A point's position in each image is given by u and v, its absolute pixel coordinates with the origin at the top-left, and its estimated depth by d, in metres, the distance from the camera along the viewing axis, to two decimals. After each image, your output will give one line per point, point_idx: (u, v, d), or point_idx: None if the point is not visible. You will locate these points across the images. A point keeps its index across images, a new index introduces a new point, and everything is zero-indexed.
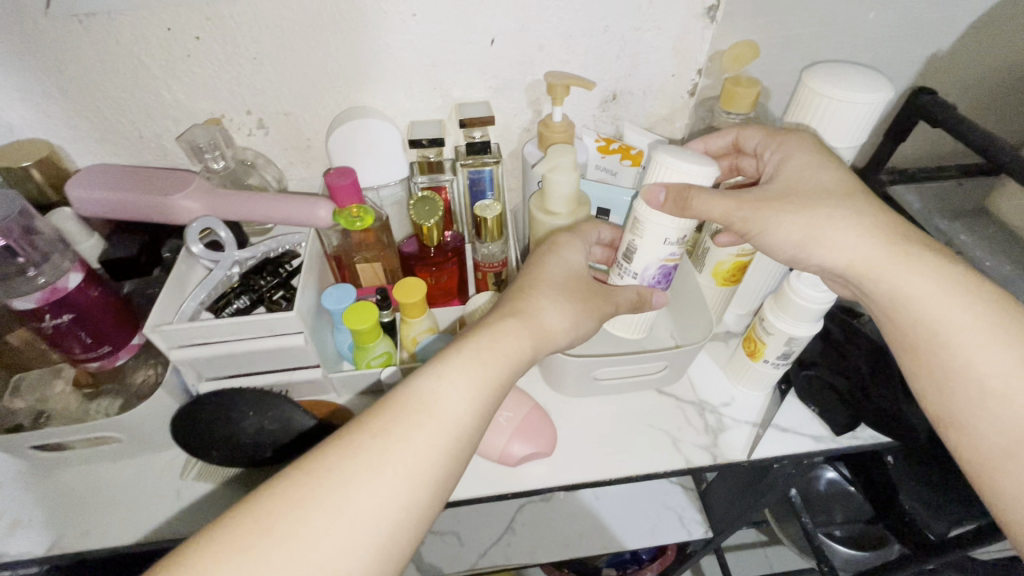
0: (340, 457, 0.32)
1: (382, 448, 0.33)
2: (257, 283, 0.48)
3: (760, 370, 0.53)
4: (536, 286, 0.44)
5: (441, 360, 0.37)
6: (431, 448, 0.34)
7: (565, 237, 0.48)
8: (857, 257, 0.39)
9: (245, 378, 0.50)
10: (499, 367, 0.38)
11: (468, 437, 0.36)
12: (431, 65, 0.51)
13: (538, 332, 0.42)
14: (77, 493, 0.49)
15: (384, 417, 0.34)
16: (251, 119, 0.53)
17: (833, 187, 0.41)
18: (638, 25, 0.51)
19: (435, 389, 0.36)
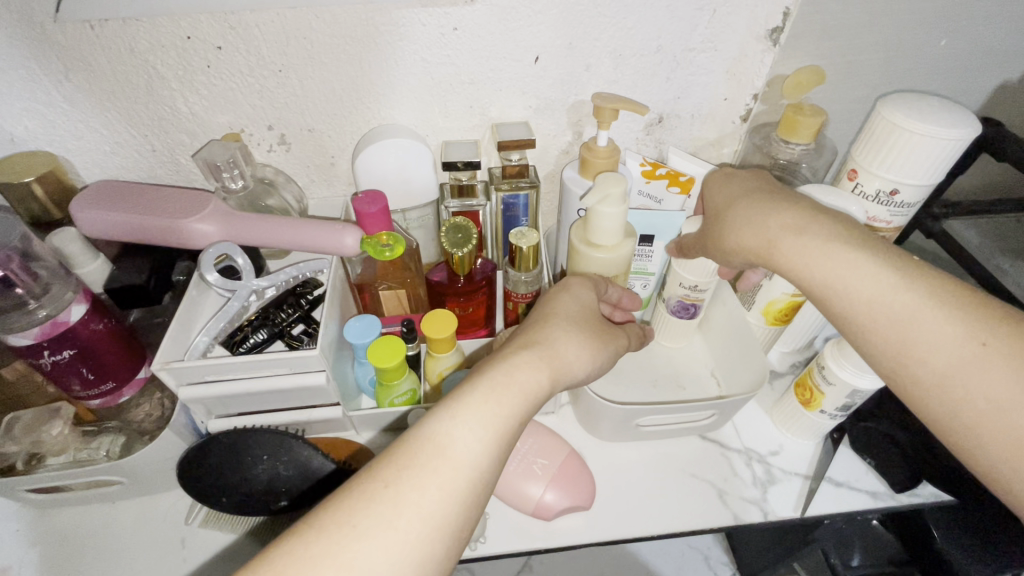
0: (348, 510, 0.29)
1: (394, 499, 0.29)
2: (276, 317, 0.44)
3: (812, 420, 0.49)
4: (554, 316, 0.40)
5: (456, 397, 0.33)
6: (448, 498, 0.30)
7: (576, 278, 0.44)
8: (756, 248, 0.38)
9: (259, 416, 0.46)
10: (517, 402, 0.34)
11: (487, 481, 0.32)
12: (469, 83, 0.48)
13: (560, 364, 0.37)
14: (72, 538, 0.45)
15: (396, 465, 0.31)
16: (272, 134, 0.49)
17: (741, 193, 0.41)
18: (693, 45, 0.47)
19: (450, 433, 0.32)
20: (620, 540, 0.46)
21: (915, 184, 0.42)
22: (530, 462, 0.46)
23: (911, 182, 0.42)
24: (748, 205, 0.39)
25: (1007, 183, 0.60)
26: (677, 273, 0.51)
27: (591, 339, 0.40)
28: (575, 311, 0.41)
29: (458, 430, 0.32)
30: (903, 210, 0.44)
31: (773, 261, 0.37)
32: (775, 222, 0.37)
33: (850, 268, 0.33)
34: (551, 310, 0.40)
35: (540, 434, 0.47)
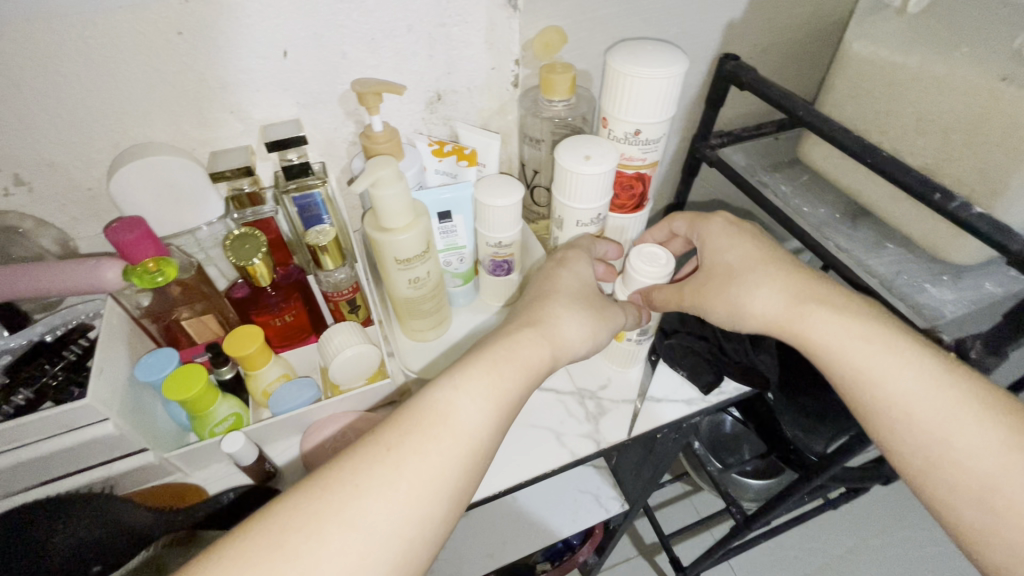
0: (354, 470, 0.30)
1: (398, 463, 0.31)
2: (37, 372, 0.40)
3: (628, 351, 0.54)
4: (555, 294, 0.43)
5: (456, 370, 0.35)
6: (453, 462, 0.32)
7: (573, 253, 0.47)
8: (770, 316, 0.43)
9: (44, 488, 0.41)
10: (514, 379, 0.36)
11: (484, 453, 0.34)
12: (221, 88, 0.46)
13: (558, 341, 0.40)
14: None
15: (398, 428, 0.32)
16: (3, 176, 0.44)
17: (746, 260, 0.45)
18: (443, 21, 0.48)
19: (449, 400, 0.34)
20: (473, 501, 0.48)
21: (654, 120, 0.47)
22: None
23: (649, 120, 0.47)
24: (760, 276, 0.44)
25: (760, 109, 0.69)
26: (483, 234, 0.54)
27: (588, 312, 0.43)
28: (571, 284, 0.44)
29: (459, 399, 0.34)
30: (651, 145, 0.49)
31: (787, 327, 0.42)
32: (773, 299, 0.43)
33: (840, 334, 0.40)
34: (550, 288, 0.44)
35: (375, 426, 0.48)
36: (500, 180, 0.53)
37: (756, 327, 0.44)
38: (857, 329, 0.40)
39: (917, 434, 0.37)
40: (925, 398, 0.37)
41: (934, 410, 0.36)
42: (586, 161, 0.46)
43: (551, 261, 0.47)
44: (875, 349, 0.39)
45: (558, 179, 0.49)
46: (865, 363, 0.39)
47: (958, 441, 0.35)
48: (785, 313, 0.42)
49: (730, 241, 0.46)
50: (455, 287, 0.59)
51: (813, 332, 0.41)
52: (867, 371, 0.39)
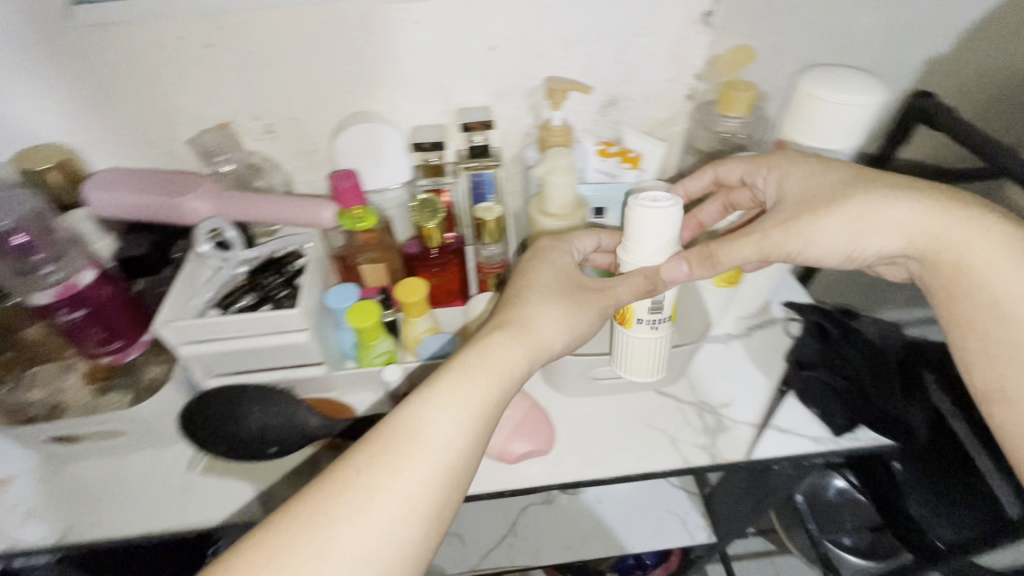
0: (320, 498, 0.31)
1: (367, 486, 0.32)
2: (262, 281, 0.49)
3: (656, 340, 0.48)
4: (531, 291, 0.43)
5: (427, 386, 0.36)
6: (431, 477, 0.33)
7: (548, 243, 0.47)
8: (906, 228, 0.41)
9: (249, 376, 0.51)
10: (487, 384, 0.37)
11: (466, 462, 0.35)
12: (433, 72, 0.53)
13: (537, 340, 0.41)
14: (86, 486, 0.50)
15: (369, 450, 0.33)
16: (259, 124, 0.54)
17: (839, 180, 0.43)
18: (635, 31, 0.52)
19: (421, 415, 0.35)
20: (582, 484, 0.50)
21: (838, 147, 0.46)
22: None
23: (831, 147, 0.46)
24: (855, 207, 0.41)
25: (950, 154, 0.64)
26: None
27: (566, 310, 0.43)
28: (554, 277, 0.45)
29: (431, 413, 0.35)
30: None
31: (913, 237, 0.41)
32: (903, 210, 0.41)
33: (992, 248, 0.39)
34: (524, 287, 0.44)
35: None
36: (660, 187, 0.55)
37: (884, 247, 0.42)
38: (981, 231, 0.39)
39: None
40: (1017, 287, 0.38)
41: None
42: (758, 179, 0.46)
43: (530, 255, 0.47)
44: (984, 247, 0.39)
45: None
46: (972, 258, 0.39)
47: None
48: (907, 215, 0.41)
49: (817, 173, 0.44)
50: None
51: (915, 228, 0.41)
52: (997, 285, 0.39)
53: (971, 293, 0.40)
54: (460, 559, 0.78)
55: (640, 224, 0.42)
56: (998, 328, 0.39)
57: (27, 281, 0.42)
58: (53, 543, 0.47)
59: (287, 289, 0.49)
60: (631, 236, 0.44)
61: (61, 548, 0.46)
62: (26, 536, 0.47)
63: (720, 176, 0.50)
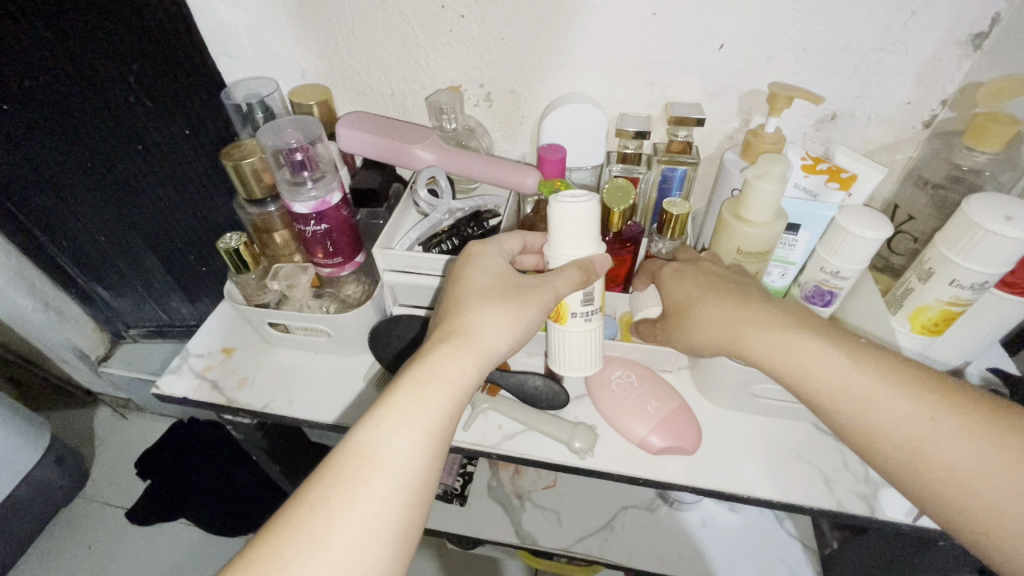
0: (280, 542, 0.33)
1: (323, 520, 0.34)
2: (464, 230, 0.55)
3: (591, 332, 0.49)
4: (466, 299, 0.44)
5: (375, 411, 0.38)
6: (386, 498, 0.35)
7: (478, 246, 0.47)
8: (829, 376, 0.39)
9: (432, 312, 0.57)
10: (436, 398, 0.39)
11: (421, 477, 0.37)
12: (654, 63, 0.54)
13: (481, 348, 0.41)
14: (286, 370, 0.60)
15: (322, 485, 0.35)
16: (481, 92, 0.60)
17: (691, 294, 0.46)
18: (883, 46, 0.49)
19: (370, 441, 0.36)
20: (720, 493, 0.49)
21: None
22: (645, 402, 0.52)
23: None
24: (693, 314, 0.45)
25: None
26: (821, 257, 0.53)
27: (505, 311, 0.43)
28: (484, 282, 0.44)
29: (382, 438, 0.37)
30: None
31: (748, 352, 0.42)
32: (816, 351, 0.40)
33: (809, 352, 0.40)
34: (450, 306, 0.44)
35: (656, 382, 0.54)
36: (874, 213, 0.50)
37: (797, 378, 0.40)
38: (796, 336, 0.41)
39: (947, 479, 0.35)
40: (933, 427, 0.36)
41: (960, 441, 0.35)
42: (1005, 223, 0.42)
43: (459, 261, 0.47)
44: (832, 369, 0.39)
45: (952, 232, 0.45)
46: (870, 417, 0.38)
47: (952, 438, 0.36)
48: (827, 367, 0.39)
49: (694, 279, 0.47)
50: None
51: (781, 359, 0.41)
52: (887, 412, 0.37)
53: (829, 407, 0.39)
54: (553, 536, 0.80)
55: (564, 218, 0.44)
56: (868, 420, 0.38)
57: (291, 191, 0.50)
58: (259, 408, 0.57)
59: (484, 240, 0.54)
60: (554, 234, 0.45)
61: (263, 414, 0.56)
62: (240, 397, 0.57)
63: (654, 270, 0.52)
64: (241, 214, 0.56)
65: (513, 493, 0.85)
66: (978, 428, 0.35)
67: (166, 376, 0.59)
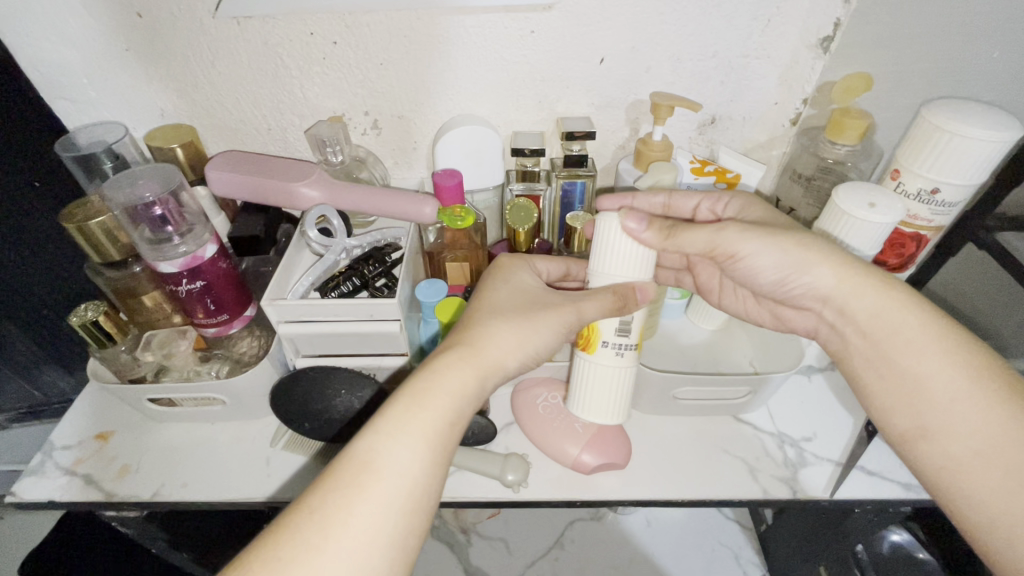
0: (277, 542, 0.30)
1: (322, 524, 0.31)
2: (362, 269, 0.51)
3: (623, 372, 0.46)
4: (481, 313, 0.42)
5: (382, 415, 0.35)
6: (382, 509, 0.32)
7: (507, 263, 0.47)
8: (895, 330, 0.39)
9: (339, 359, 0.53)
10: (444, 410, 0.36)
11: (423, 488, 0.34)
12: (541, 80, 0.54)
13: (488, 361, 0.39)
14: (178, 449, 0.53)
15: (320, 488, 0.32)
16: (367, 119, 0.57)
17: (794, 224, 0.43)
18: (747, 52, 0.51)
19: (375, 447, 0.33)
20: (655, 502, 0.49)
21: (959, 183, 0.44)
22: (573, 421, 0.51)
23: (953, 182, 0.44)
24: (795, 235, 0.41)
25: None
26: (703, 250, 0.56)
27: (520, 326, 0.41)
28: (498, 297, 0.43)
29: (384, 445, 0.34)
30: (944, 208, 0.46)
31: (855, 292, 0.40)
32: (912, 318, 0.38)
33: (887, 305, 0.39)
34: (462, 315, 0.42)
35: None
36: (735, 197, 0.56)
37: (869, 313, 0.40)
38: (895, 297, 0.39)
39: (948, 437, 0.36)
40: (965, 396, 0.36)
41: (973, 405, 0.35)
42: (869, 208, 0.45)
43: (483, 277, 0.46)
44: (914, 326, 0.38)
45: (826, 220, 0.48)
46: (906, 362, 0.38)
47: (959, 404, 0.36)
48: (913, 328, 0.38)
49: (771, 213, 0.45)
50: (671, 298, 0.60)
51: (875, 306, 0.40)
52: (924, 368, 0.37)
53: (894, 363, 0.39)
54: (503, 566, 0.77)
55: (615, 242, 0.44)
56: (904, 358, 0.38)
57: (154, 250, 0.44)
58: (145, 498, 0.49)
59: (384, 278, 0.51)
60: (598, 256, 0.45)
61: (152, 505, 0.49)
62: (120, 491, 0.49)
63: (674, 203, 0.49)
64: (98, 281, 0.49)
65: (458, 529, 0.81)
66: (1003, 409, 0.35)
67: (24, 480, 0.50)
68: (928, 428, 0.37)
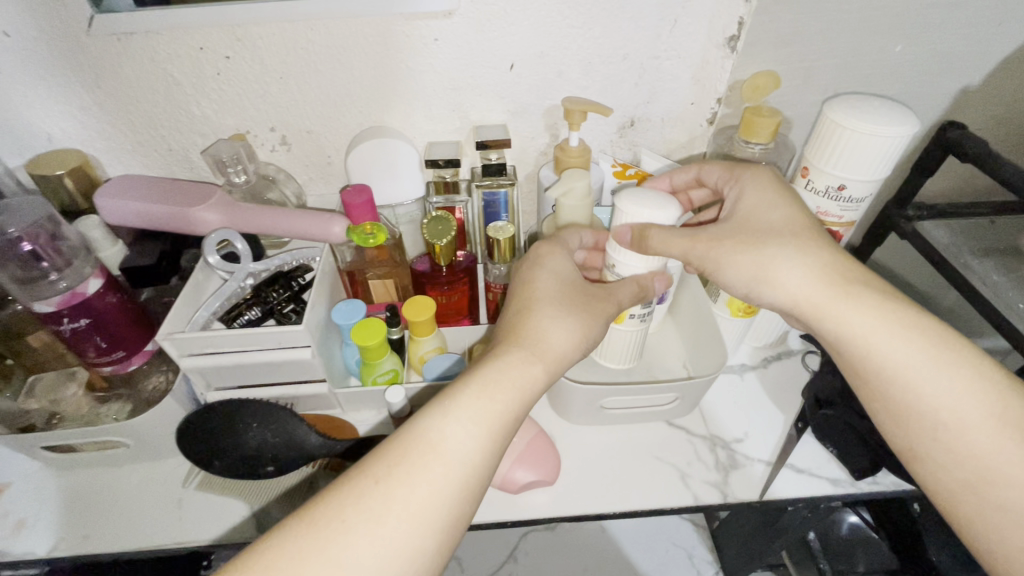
0: (342, 505, 0.31)
1: (387, 496, 0.32)
2: (268, 295, 0.48)
3: (637, 333, 0.50)
4: (538, 302, 0.42)
5: (450, 396, 0.36)
6: (441, 490, 0.33)
7: (547, 247, 0.45)
8: (887, 356, 0.37)
9: (254, 390, 0.50)
10: (508, 402, 0.37)
11: (478, 475, 0.34)
12: (453, 89, 0.52)
13: (552, 355, 0.40)
14: (82, 498, 0.49)
15: (386, 460, 0.33)
16: (274, 135, 0.54)
17: (787, 224, 0.41)
18: (657, 54, 0.51)
19: (439, 427, 0.34)
20: (587, 517, 0.48)
21: (864, 179, 0.44)
22: None
23: (859, 178, 0.44)
24: (766, 250, 0.40)
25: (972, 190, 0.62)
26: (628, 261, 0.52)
27: (577, 318, 0.41)
28: (551, 283, 0.43)
29: (448, 426, 0.35)
30: (852, 204, 0.46)
31: (816, 312, 0.39)
32: (897, 345, 0.37)
33: (872, 329, 0.37)
34: (527, 301, 0.42)
35: None
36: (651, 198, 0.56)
37: (851, 335, 0.38)
38: (877, 317, 0.37)
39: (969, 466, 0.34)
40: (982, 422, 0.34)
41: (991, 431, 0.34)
42: None
43: (529, 260, 0.45)
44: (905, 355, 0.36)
45: None
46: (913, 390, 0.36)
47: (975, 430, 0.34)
48: (908, 354, 0.36)
49: (769, 204, 0.42)
50: None
51: (855, 330, 0.37)
52: (932, 398, 0.35)
53: (882, 392, 0.37)
54: None
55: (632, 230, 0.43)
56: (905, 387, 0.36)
57: (29, 290, 0.41)
58: (43, 555, 0.46)
59: (293, 303, 0.49)
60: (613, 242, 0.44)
61: (52, 561, 0.46)
62: (16, 548, 0.46)
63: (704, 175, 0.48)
64: None
65: None
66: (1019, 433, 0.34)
67: None
68: (925, 452, 0.36)
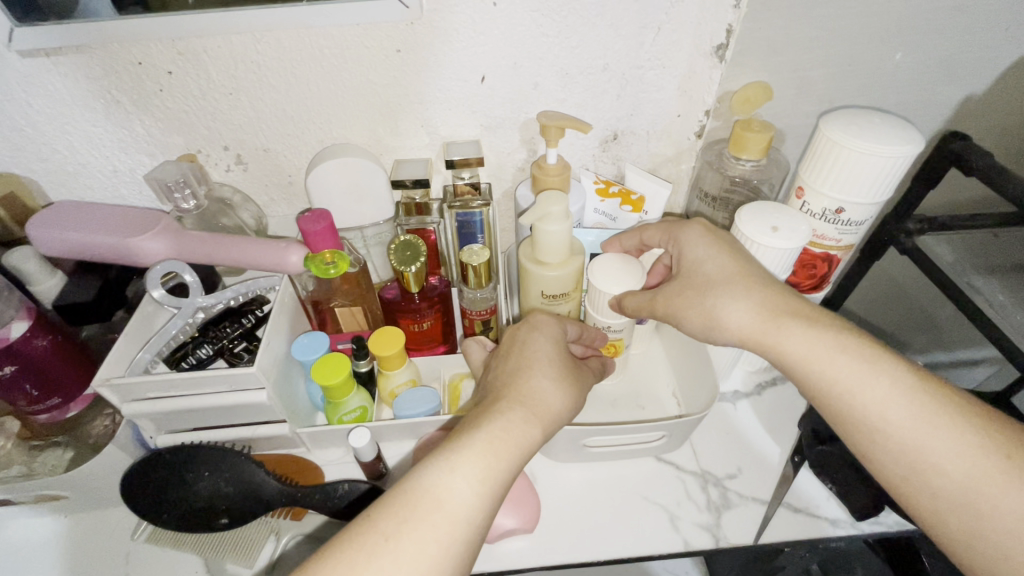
0: (350, 563, 0.28)
1: (396, 555, 0.28)
2: (221, 334, 0.46)
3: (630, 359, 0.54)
4: (537, 361, 0.38)
5: (456, 445, 0.32)
6: (447, 550, 0.29)
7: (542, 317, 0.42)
8: (883, 414, 0.33)
9: (206, 433, 0.46)
10: (512, 459, 0.33)
11: (477, 537, 0.31)
12: (420, 103, 0.48)
13: (551, 415, 0.36)
14: (20, 554, 0.45)
15: (393, 514, 0.30)
16: (228, 154, 0.50)
17: (724, 271, 0.40)
18: (640, 63, 0.47)
19: (445, 481, 0.31)
20: (570, 567, 0.44)
21: (863, 201, 0.41)
22: None
23: (857, 200, 0.41)
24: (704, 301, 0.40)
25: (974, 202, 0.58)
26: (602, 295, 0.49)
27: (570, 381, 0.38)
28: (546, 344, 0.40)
29: (455, 480, 0.31)
30: (851, 227, 0.43)
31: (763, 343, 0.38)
32: (886, 392, 0.33)
33: (861, 380, 0.34)
34: (530, 356, 0.39)
35: None
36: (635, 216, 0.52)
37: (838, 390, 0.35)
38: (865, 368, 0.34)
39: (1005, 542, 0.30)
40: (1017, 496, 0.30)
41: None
42: (771, 233, 0.42)
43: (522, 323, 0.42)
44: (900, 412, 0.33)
45: None
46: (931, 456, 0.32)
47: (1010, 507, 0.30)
48: (905, 412, 0.33)
49: (708, 252, 0.41)
50: None
51: (831, 376, 0.35)
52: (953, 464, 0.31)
53: (882, 454, 0.33)
54: None
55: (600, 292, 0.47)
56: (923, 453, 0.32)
57: None
58: None
59: (244, 342, 0.46)
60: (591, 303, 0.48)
61: None
62: None
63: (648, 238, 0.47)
64: None
65: None
66: None
67: None
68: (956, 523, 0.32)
